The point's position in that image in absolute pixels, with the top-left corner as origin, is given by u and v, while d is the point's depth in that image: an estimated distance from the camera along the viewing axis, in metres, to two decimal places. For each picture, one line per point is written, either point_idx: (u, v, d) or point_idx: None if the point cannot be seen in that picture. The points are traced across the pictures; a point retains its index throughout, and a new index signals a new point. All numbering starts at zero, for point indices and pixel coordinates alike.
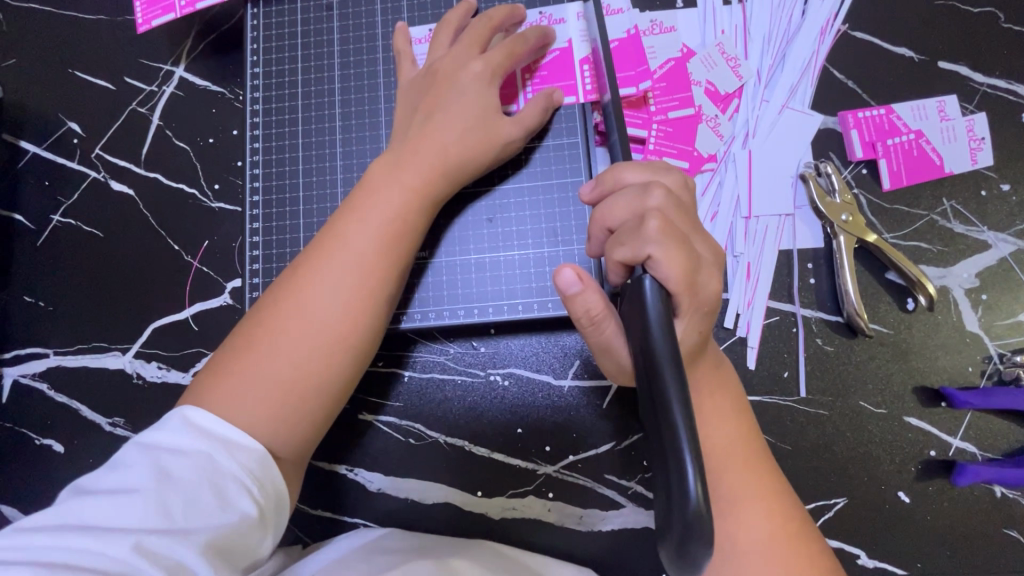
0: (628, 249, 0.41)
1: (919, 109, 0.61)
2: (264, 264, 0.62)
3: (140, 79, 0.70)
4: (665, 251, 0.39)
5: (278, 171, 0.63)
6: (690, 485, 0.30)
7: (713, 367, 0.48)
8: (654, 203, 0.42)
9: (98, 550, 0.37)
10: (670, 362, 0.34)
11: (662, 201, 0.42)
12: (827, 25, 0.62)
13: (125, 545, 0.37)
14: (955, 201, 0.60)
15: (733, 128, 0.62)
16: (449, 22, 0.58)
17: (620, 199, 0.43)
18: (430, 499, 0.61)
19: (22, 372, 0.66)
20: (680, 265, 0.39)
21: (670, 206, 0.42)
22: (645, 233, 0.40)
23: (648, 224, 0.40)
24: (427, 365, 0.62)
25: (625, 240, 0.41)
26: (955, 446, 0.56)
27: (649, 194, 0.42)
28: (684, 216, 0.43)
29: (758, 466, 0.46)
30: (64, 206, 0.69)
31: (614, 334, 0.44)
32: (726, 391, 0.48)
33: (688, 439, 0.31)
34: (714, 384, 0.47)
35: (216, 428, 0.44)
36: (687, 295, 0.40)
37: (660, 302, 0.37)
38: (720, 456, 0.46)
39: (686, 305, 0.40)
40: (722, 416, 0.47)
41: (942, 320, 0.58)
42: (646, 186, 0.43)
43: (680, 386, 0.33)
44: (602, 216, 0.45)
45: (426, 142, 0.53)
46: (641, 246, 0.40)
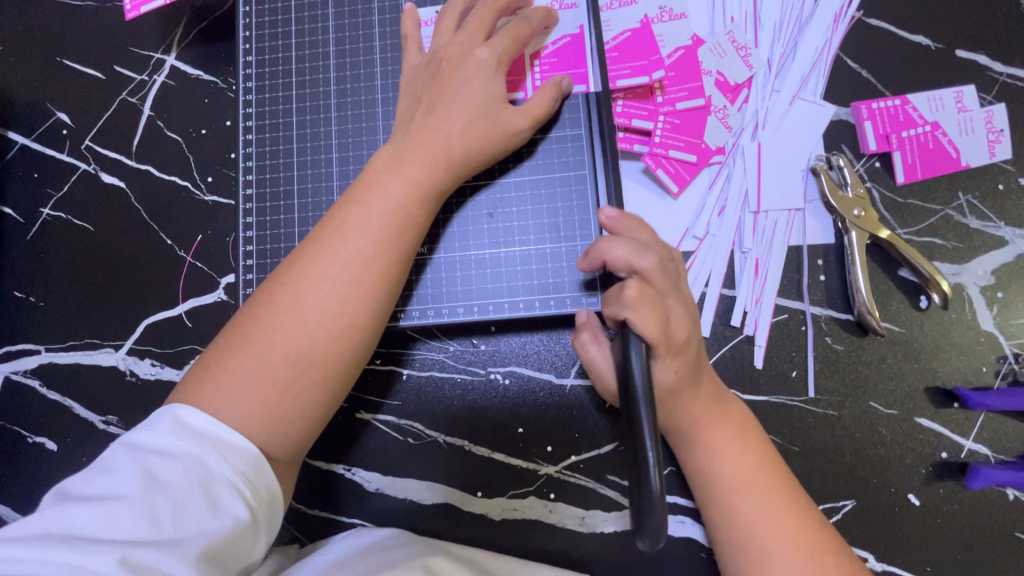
0: (612, 308, 0.46)
1: (935, 99, 0.59)
2: (259, 259, 0.60)
3: (130, 68, 0.68)
4: (644, 309, 0.44)
5: (272, 163, 0.61)
6: (649, 479, 0.37)
7: (714, 396, 0.51)
8: (645, 264, 0.47)
9: (83, 563, 0.36)
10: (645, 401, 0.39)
11: (652, 265, 0.47)
12: (840, 13, 0.60)
13: (110, 558, 0.36)
14: (970, 195, 0.58)
15: (742, 120, 0.60)
16: (454, 5, 0.56)
17: (620, 249, 0.47)
18: (429, 499, 0.60)
19: (14, 369, 0.65)
20: (657, 326, 0.43)
21: (658, 270, 0.47)
22: (626, 293, 0.45)
23: (627, 291, 0.45)
24: (426, 363, 0.61)
25: (612, 297, 0.46)
26: (968, 448, 0.54)
27: (643, 254, 0.47)
28: (668, 280, 0.48)
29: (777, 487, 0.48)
30: (53, 199, 0.67)
31: (599, 357, 0.53)
32: (729, 416, 0.51)
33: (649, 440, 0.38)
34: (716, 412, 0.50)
35: (209, 429, 0.43)
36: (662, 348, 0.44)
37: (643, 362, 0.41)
38: (735, 484, 0.48)
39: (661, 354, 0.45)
40: (728, 443, 0.49)
41: (955, 319, 0.56)
42: (642, 248, 0.47)
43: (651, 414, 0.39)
44: (602, 249, 0.48)
45: (428, 134, 0.52)
46: (621, 306, 0.45)
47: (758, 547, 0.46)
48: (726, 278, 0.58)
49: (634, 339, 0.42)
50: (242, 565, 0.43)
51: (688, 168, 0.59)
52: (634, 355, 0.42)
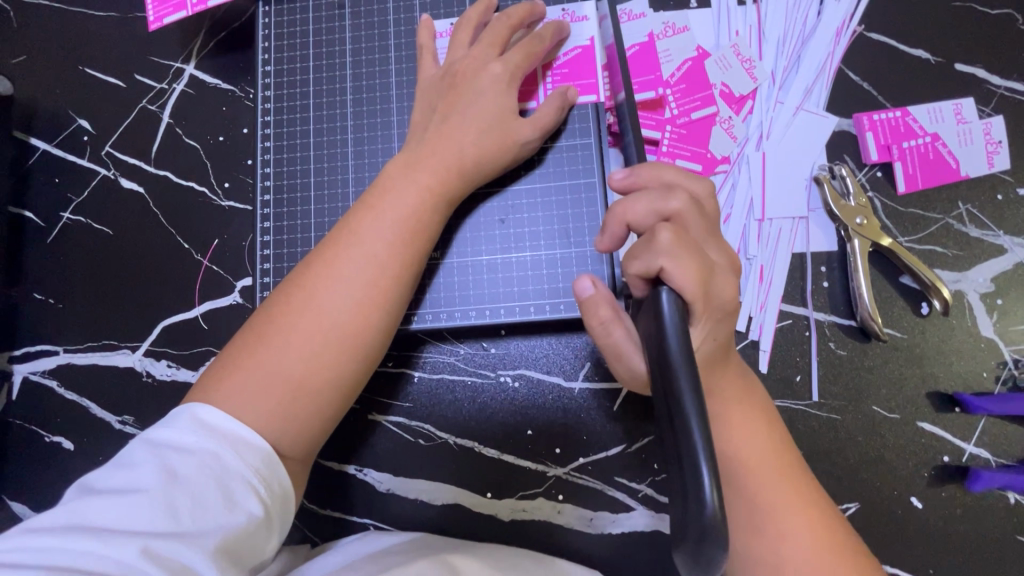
0: (641, 262, 0.40)
1: (935, 111, 0.60)
2: (275, 263, 0.61)
3: (151, 76, 0.69)
4: (678, 260, 0.39)
5: (289, 170, 0.63)
6: (706, 491, 0.30)
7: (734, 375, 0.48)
8: (674, 206, 0.42)
9: (105, 554, 0.37)
10: (686, 369, 0.34)
11: (682, 206, 0.42)
12: (843, 27, 0.62)
13: (132, 549, 0.37)
14: (970, 205, 0.59)
15: (747, 130, 0.62)
16: (470, 19, 0.58)
17: (643, 200, 0.43)
18: (439, 500, 0.61)
19: (32, 369, 0.66)
20: (697, 272, 0.39)
21: (690, 210, 0.42)
22: (656, 244, 0.40)
23: (660, 237, 0.40)
24: (436, 366, 0.62)
25: (640, 253, 0.41)
26: (969, 452, 0.55)
27: (668, 198, 0.42)
28: (703, 222, 0.43)
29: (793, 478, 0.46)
30: (74, 203, 0.69)
31: (623, 339, 0.46)
32: (749, 399, 0.48)
33: (702, 444, 0.31)
34: (736, 393, 0.47)
35: (226, 427, 0.44)
36: (703, 302, 0.40)
37: (676, 314, 0.37)
38: (753, 476, 0.45)
39: (701, 311, 0.40)
40: (749, 429, 0.46)
41: (956, 325, 0.57)
42: (667, 193, 0.43)
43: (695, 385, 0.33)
44: (622, 210, 0.44)
45: (442, 142, 0.53)
46: (654, 258, 0.39)
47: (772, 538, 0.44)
48: None
49: (664, 291, 0.38)
50: (256, 562, 0.44)
51: (695, 177, 0.61)
52: (664, 305, 0.37)
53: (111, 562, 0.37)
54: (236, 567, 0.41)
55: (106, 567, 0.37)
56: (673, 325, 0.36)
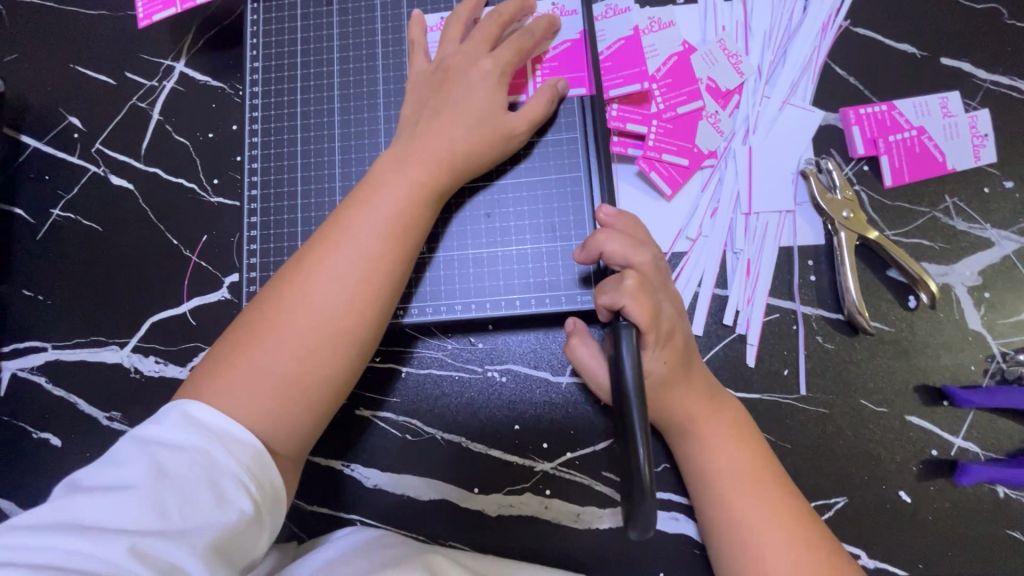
0: (608, 297, 0.48)
1: (922, 105, 0.60)
2: (262, 258, 0.62)
3: (141, 74, 0.70)
4: (637, 300, 0.46)
5: (277, 165, 0.63)
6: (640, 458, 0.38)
7: (709, 395, 0.52)
8: (639, 259, 0.50)
9: (92, 552, 0.37)
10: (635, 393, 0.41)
11: (646, 260, 0.50)
12: (828, 22, 0.62)
13: (120, 547, 0.37)
14: (957, 198, 0.59)
15: (733, 125, 0.62)
16: (459, 16, 0.58)
17: (618, 242, 0.50)
18: (426, 495, 0.60)
19: (20, 365, 0.66)
20: (648, 312, 0.46)
21: (650, 265, 0.50)
22: (622, 286, 0.47)
23: (627, 281, 0.47)
24: (424, 361, 0.62)
25: (608, 289, 0.48)
26: (957, 446, 0.55)
27: (638, 250, 0.50)
28: (658, 276, 0.51)
29: (775, 487, 0.48)
30: (63, 200, 0.69)
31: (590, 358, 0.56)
32: (725, 416, 0.52)
33: (639, 424, 0.39)
34: (712, 413, 0.51)
35: (216, 424, 0.44)
36: (653, 334, 0.47)
37: (636, 353, 0.43)
38: (725, 476, 0.49)
39: (651, 341, 0.47)
40: (726, 446, 0.50)
41: (944, 318, 0.57)
42: (636, 243, 0.50)
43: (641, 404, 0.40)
44: (601, 241, 0.50)
45: (432, 137, 0.54)
46: (618, 297, 0.47)
47: (755, 548, 0.46)
48: (719, 277, 0.60)
49: (625, 329, 0.44)
50: (246, 561, 0.43)
51: (682, 171, 0.61)
52: (624, 346, 0.43)
53: (98, 560, 0.37)
54: (227, 566, 0.41)
55: (92, 566, 0.36)
56: (631, 356, 0.43)
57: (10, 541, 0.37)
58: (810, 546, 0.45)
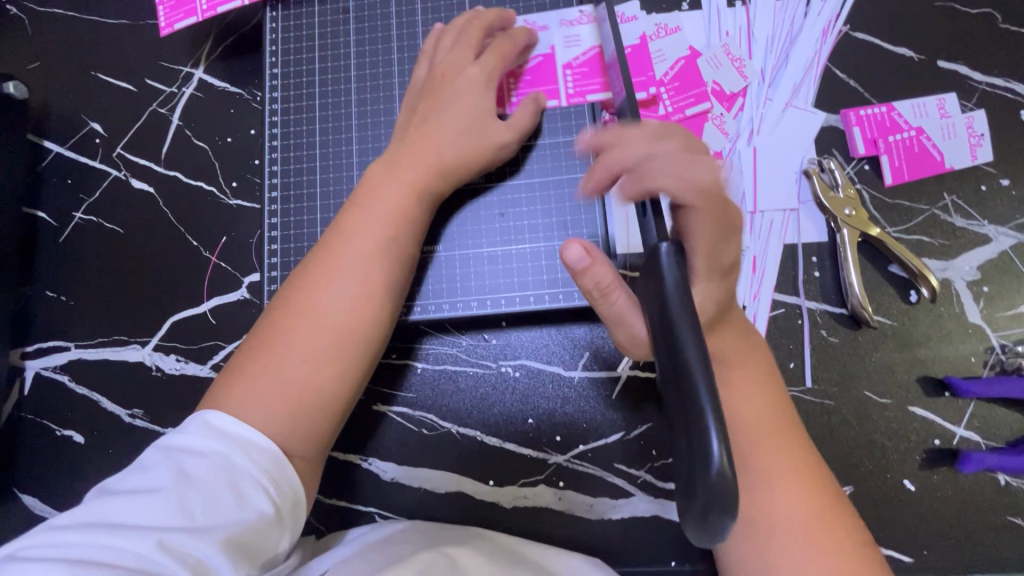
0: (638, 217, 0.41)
1: (920, 106, 0.62)
2: (283, 258, 0.63)
3: (161, 81, 0.72)
4: (677, 216, 0.41)
5: (296, 168, 0.65)
6: (713, 443, 0.29)
7: (740, 344, 0.50)
8: (659, 162, 0.41)
9: (123, 550, 0.39)
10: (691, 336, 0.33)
11: (669, 150, 0.41)
12: (829, 27, 0.64)
13: (149, 546, 0.39)
14: (955, 195, 0.61)
15: (738, 126, 0.64)
16: (467, 18, 0.60)
17: (628, 147, 0.41)
18: (442, 488, 0.62)
19: (44, 364, 0.68)
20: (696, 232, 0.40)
21: (674, 164, 0.41)
22: (652, 199, 0.41)
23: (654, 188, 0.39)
24: (439, 357, 0.64)
25: (634, 207, 0.41)
26: (959, 435, 0.57)
27: (652, 152, 0.41)
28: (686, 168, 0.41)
29: (791, 442, 0.47)
30: (86, 203, 0.71)
31: (623, 303, 0.45)
32: (756, 367, 0.50)
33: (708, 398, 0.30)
34: (741, 362, 0.49)
35: (233, 429, 0.45)
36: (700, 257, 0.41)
37: (679, 281, 0.35)
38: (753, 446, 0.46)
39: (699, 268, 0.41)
40: (751, 395, 0.48)
41: (944, 312, 0.59)
42: (651, 136, 0.42)
43: (699, 349, 0.32)
44: (608, 166, 0.42)
45: (422, 141, 0.56)
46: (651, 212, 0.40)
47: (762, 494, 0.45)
48: None
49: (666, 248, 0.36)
50: (267, 558, 0.45)
51: None
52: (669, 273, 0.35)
53: (129, 558, 0.39)
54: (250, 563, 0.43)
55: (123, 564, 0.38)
56: (674, 286, 0.35)
57: (46, 540, 0.39)
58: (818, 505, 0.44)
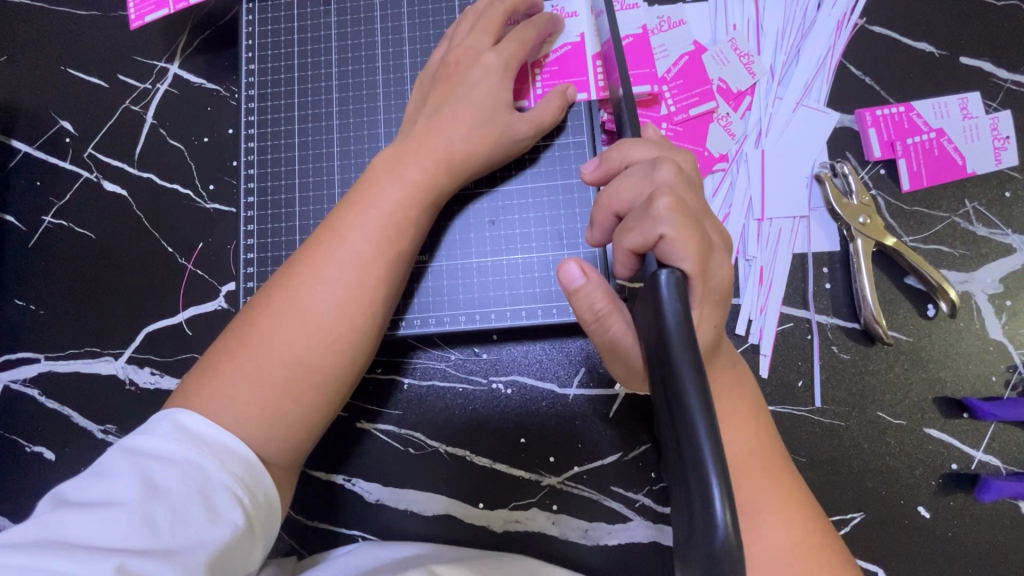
0: (638, 235, 0.38)
1: (941, 106, 0.58)
2: (259, 267, 0.60)
3: (134, 77, 0.68)
4: (677, 230, 0.37)
5: (274, 171, 0.61)
6: (718, 513, 0.27)
7: (730, 365, 0.46)
8: (662, 178, 0.40)
9: (78, 571, 0.35)
10: (692, 372, 0.29)
11: (671, 177, 0.40)
12: (844, 20, 0.60)
13: (107, 567, 0.35)
14: (978, 202, 0.57)
15: (745, 127, 0.60)
16: (474, 9, 0.56)
17: (627, 179, 0.41)
18: (429, 511, 0.59)
19: (13, 377, 0.64)
20: (694, 250, 0.37)
21: (678, 182, 0.40)
22: (654, 212, 0.38)
23: (657, 204, 0.38)
24: (427, 372, 0.60)
25: (634, 225, 0.39)
26: (978, 459, 0.53)
27: (656, 170, 0.40)
28: (694, 193, 0.40)
29: (781, 474, 0.44)
30: (56, 207, 0.67)
31: (621, 330, 0.42)
32: (745, 392, 0.46)
33: (713, 456, 0.28)
34: (731, 385, 0.45)
35: (206, 433, 0.42)
36: (700, 281, 0.37)
37: (681, 309, 0.32)
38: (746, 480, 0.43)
39: (698, 293, 0.37)
40: (741, 424, 0.44)
41: (964, 327, 0.55)
42: (653, 165, 0.40)
43: (700, 388, 0.29)
44: (607, 201, 0.43)
45: (429, 136, 0.51)
46: (651, 228, 0.37)
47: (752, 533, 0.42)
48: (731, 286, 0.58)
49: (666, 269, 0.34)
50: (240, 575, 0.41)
51: None
52: (666, 297, 0.33)
53: None
54: None
55: None
56: (675, 312, 0.32)
57: None
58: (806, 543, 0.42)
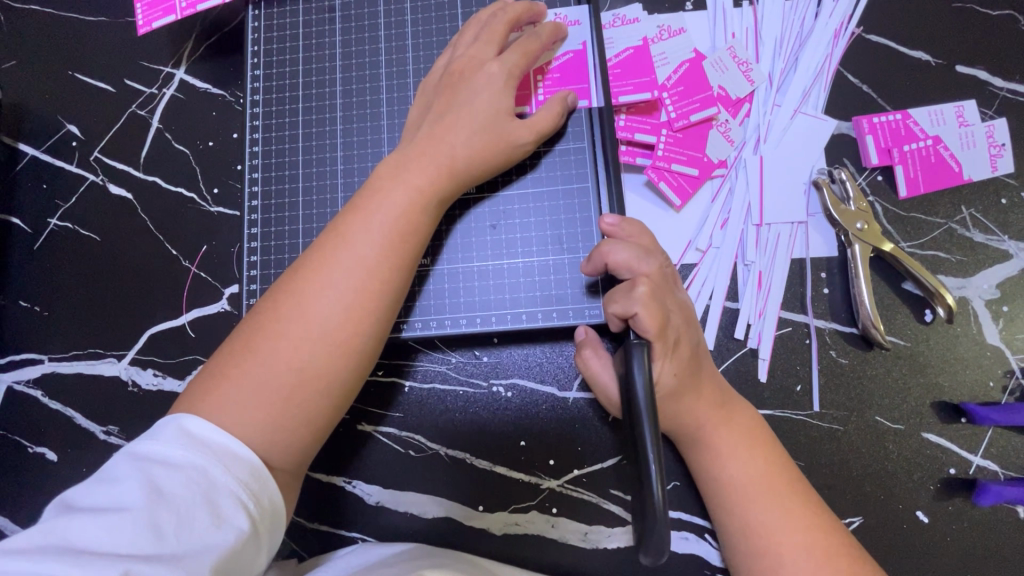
0: (620, 305, 0.49)
1: (937, 114, 0.59)
2: (262, 270, 0.60)
3: (141, 81, 0.69)
4: (648, 312, 0.47)
5: (278, 175, 0.62)
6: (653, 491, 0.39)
7: (719, 401, 0.51)
8: (646, 268, 0.50)
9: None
10: (647, 412, 0.41)
11: (652, 269, 0.50)
12: (841, 29, 0.61)
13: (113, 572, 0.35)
14: (974, 209, 0.58)
15: (744, 133, 0.61)
16: (475, 19, 0.57)
17: (624, 252, 0.50)
18: (430, 513, 0.59)
19: (16, 378, 0.65)
20: (659, 327, 0.47)
21: (657, 274, 0.50)
22: (634, 294, 0.48)
23: (638, 289, 0.48)
24: (428, 375, 0.61)
25: (619, 297, 0.49)
26: (976, 464, 0.54)
27: (644, 259, 0.50)
28: (667, 282, 0.51)
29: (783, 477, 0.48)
30: (61, 209, 0.68)
31: (601, 372, 0.54)
32: (734, 422, 0.50)
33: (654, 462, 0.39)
34: (721, 418, 0.50)
35: (212, 439, 0.42)
36: (660, 344, 0.47)
37: (644, 371, 0.43)
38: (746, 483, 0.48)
39: (659, 351, 0.48)
40: (737, 453, 0.49)
41: (961, 333, 0.56)
42: (644, 253, 0.51)
43: (653, 423, 0.41)
44: (605, 253, 0.51)
45: (433, 142, 0.52)
46: (630, 305, 0.48)
47: (774, 554, 0.45)
48: (729, 290, 0.58)
49: (637, 348, 0.44)
50: None
51: (691, 182, 0.60)
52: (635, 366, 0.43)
53: None
54: None
55: None
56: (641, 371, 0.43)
57: None
58: (830, 553, 0.44)
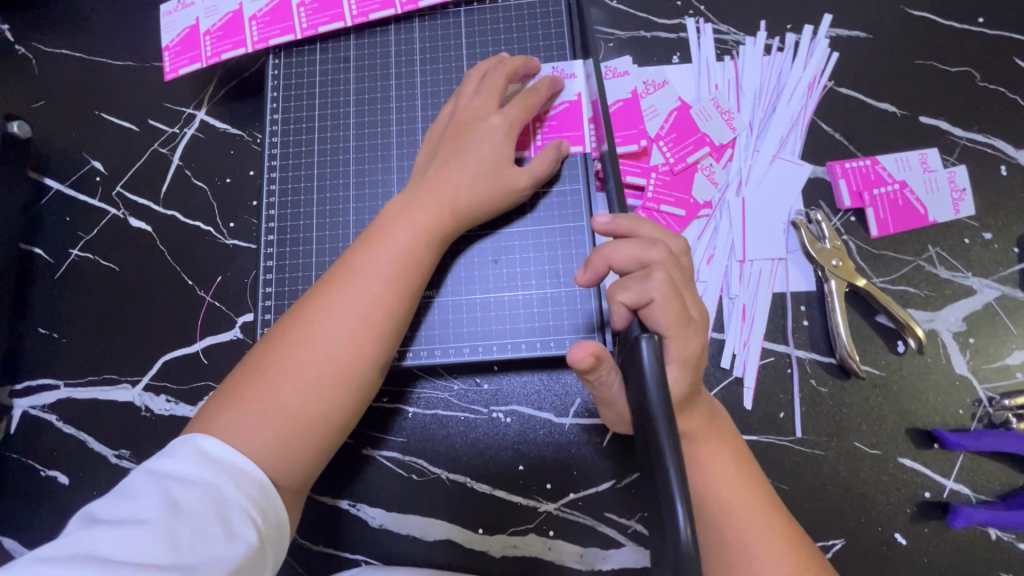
0: (630, 293, 0.46)
1: (903, 160, 0.64)
2: (276, 300, 0.64)
3: (163, 122, 0.73)
4: (660, 299, 0.45)
5: (293, 212, 0.66)
6: (680, 525, 0.33)
7: (708, 417, 0.52)
8: (653, 258, 0.48)
9: None
10: (661, 409, 0.38)
11: (660, 259, 0.48)
12: (815, 82, 0.66)
13: None
14: (940, 247, 0.62)
15: (727, 176, 0.66)
16: (477, 71, 0.61)
17: (626, 245, 0.48)
18: (431, 535, 0.61)
19: (32, 403, 0.67)
20: (670, 314, 0.45)
21: (666, 264, 0.48)
22: (644, 281, 0.46)
23: (645, 278, 0.46)
24: (430, 401, 0.64)
25: (628, 286, 0.47)
26: (949, 488, 0.57)
27: (649, 249, 0.48)
28: (678, 272, 0.48)
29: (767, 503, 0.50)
30: (83, 241, 0.71)
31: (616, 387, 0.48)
32: (722, 440, 0.51)
33: (677, 483, 0.34)
34: (710, 435, 0.51)
35: (224, 457, 0.45)
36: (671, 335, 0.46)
37: (655, 361, 0.40)
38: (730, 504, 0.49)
39: (670, 349, 0.46)
40: (723, 470, 0.50)
41: (931, 363, 0.60)
42: (649, 244, 0.48)
43: (669, 421, 0.37)
44: (607, 254, 0.49)
45: (438, 184, 0.56)
46: (641, 292, 0.46)
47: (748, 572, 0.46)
48: (716, 322, 0.62)
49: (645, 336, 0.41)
50: None
51: (679, 221, 0.64)
52: (646, 354, 0.40)
53: None
54: None
55: None
56: (653, 368, 0.40)
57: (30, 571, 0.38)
58: None
